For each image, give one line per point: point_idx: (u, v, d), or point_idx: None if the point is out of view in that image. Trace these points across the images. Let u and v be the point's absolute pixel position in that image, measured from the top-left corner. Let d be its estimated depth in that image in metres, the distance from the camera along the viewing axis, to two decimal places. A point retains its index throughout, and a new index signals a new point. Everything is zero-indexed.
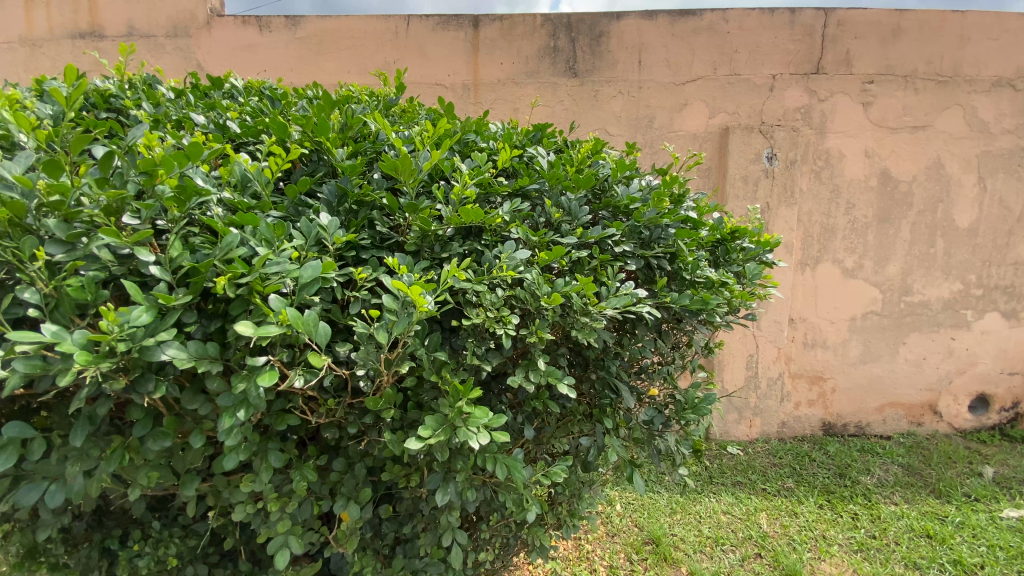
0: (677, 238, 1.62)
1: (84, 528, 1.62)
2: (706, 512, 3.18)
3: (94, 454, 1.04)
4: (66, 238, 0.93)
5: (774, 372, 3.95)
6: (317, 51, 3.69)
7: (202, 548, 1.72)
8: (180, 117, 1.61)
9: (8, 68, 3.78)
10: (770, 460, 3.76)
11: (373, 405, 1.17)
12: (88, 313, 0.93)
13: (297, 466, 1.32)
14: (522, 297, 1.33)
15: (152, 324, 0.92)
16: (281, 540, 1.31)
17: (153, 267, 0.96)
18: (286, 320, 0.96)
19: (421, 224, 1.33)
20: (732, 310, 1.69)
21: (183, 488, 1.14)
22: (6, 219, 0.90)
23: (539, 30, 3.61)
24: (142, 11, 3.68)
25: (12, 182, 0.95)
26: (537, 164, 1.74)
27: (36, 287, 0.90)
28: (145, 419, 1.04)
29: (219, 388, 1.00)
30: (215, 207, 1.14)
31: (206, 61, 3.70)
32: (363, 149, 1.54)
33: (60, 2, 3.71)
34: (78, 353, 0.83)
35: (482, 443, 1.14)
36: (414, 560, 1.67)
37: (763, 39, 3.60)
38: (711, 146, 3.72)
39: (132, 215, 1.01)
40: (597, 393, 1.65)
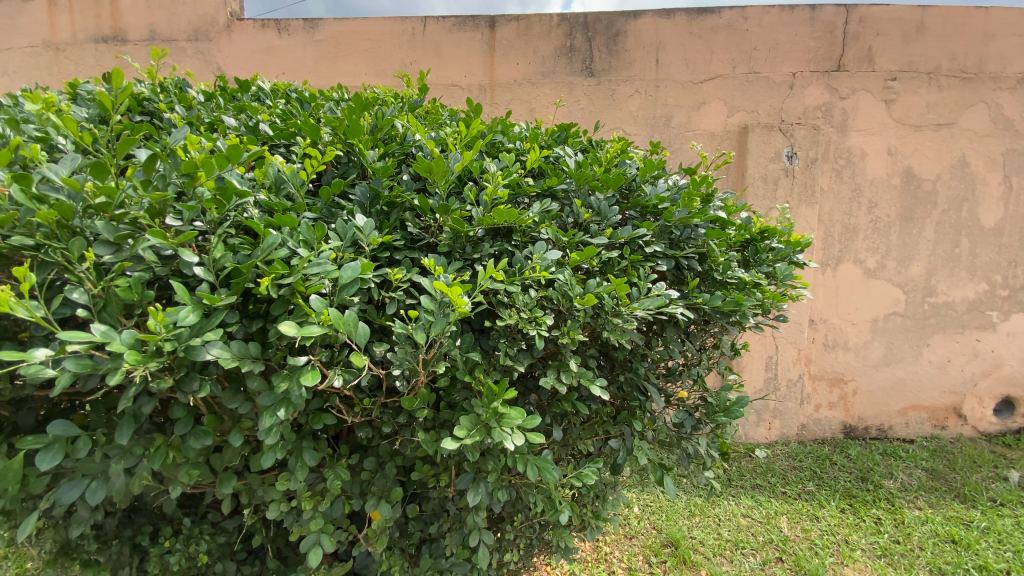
0: (707, 238, 1.60)
1: (116, 525, 1.65)
2: (725, 515, 3.14)
3: (137, 452, 1.06)
4: (114, 239, 0.94)
5: (794, 374, 3.89)
6: (335, 53, 3.72)
7: (231, 545, 1.74)
8: (212, 119, 1.63)
9: (33, 72, 3.86)
10: (790, 463, 3.70)
11: (409, 404, 1.18)
12: (134, 313, 0.94)
13: (330, 465, 1.33)
14: (554, 298, 1.32)
15: (198, 324, 0.93)
16: (314, 538, 1.31)
17: (198, 268, 0.97)
18: (327, 320, 0.97)
19: (453, 225, 1.33)
20: (763, 311, 1.66)
21: (222, 485, 1.15)
22: (54, 221, 0.92)
23: (555, 29, 3.60)
24: (164, 16, 3.74)
25: (59, 184, 0.96)
26: (564, 164, 1.73)
27: (85, 288, 0.92)
28: (187, 418, 1.05)
29: (260, 388, 1.01)
30: (253, 208, 1.15)
31: (226, 64, 3.75)
32: (392, 150, 1.56)
33: (84, 7, 3.78)
34: (128, 353, 0.84)
35: (516, 445, 1.13)
36: (441, 560, 1.67)
37: (782, 37, 3.55)
38: (730, 144, 3.67)
39: (174, 217, 1.02)
40: (625, 394, 1.64)
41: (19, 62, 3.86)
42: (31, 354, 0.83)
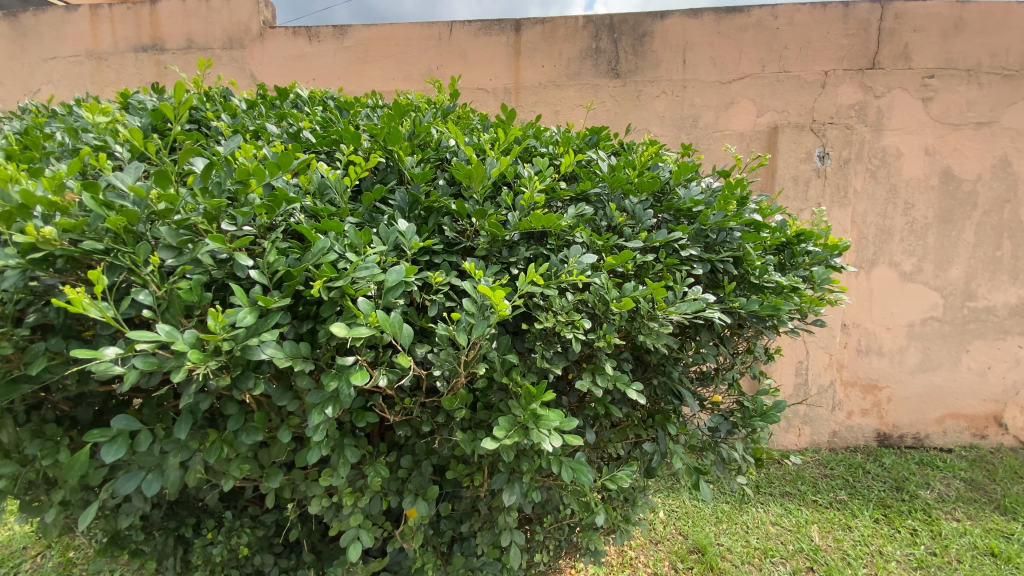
0: (742, 241, 1.60)
1: (161, 516, 1.72)
2: (754, 523, 3.09)
3: (192, 446, 1.11)
4: (176, 244, 0.99)
5: (825, 379, 3.81)
6: (363, 59, 3.80)
7: (269, 539, 1.80)
8: (256, 127, 1.68)
9: (77, 80, 4.03)
10: (821, 470, 3.61)
11: (449, 404, 1.21)
12: (194, 313, 0.98)
13: (370, 462, 1.36)
14: (591, 302, 1.33)
15: (255, 324, 0.97)
16: (353, 534, 1.35)
17: (253, 271, 1.02)
18: (375, 321, 1.01)
19: (491, 229, 1.35)
20: (800, 315, 1.64)
21: (270, 479, 1.20)
22: (121, 227, 0.96)
23: (580, 31, 3.60)
24: (200, 25, 3.88)
25: (125, 191, 1.02)
26: (598, 168, 1.73)
27: (149, 290, 0.96)
28: (239, 415, 1.09)
29: (309, 386, 1.05)
30: (300, 214, 1.20)
31: (259, 71, 3.87)
32: (428, 156, 1.61)
33: (126, 18, 3.95)
34: (191, 351, 0.88)
35: (554, 446, 1.14)
36: (472, 558, 1.70)
37: (814, 34, 3.48)
38: (759, 145, 3.61)
39: (229, 222, 1.07)
40: (659, 397, 1.63)
41: (63, 71, 4.04)
42: (102, 352, 0.87)
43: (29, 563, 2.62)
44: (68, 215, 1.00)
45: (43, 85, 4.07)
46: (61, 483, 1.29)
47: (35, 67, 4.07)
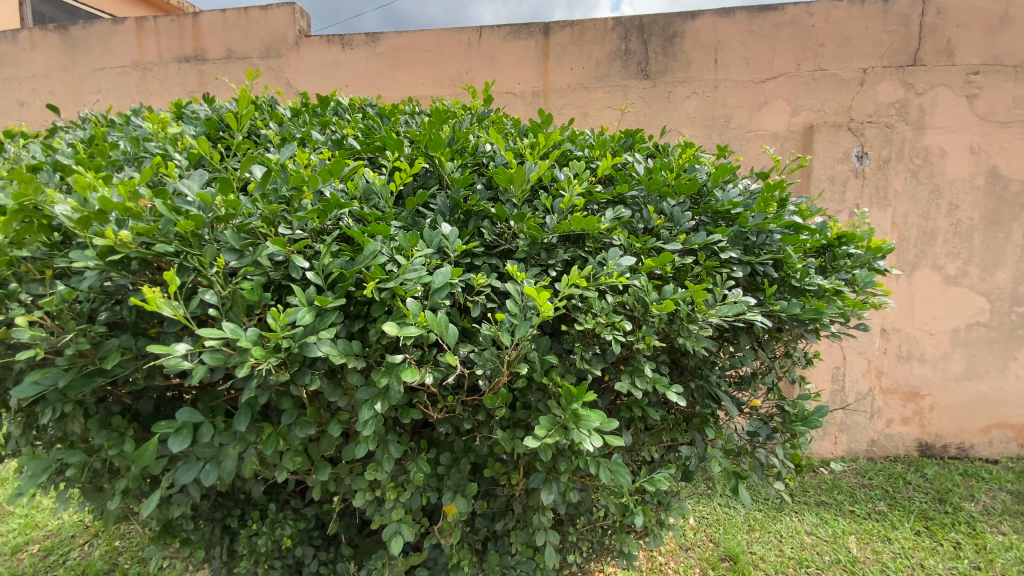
0: (783, 244, 1.58)
1: (209, 508, 1.79)
2: (788, 532, 3.02)
3: (249, 438, 1.17)
4: (239, 247, 1.06)
5: (863, 386, 3.70)
6: (395, 65, 3.89)
7: (310, 531, 1.86)
8: (302, 134, 1.75)
9: (124, 90, 4.25)
10: (859, 480, 3.51)
11: (490, 403, 1.25)
12: (254, 312, 1.04)
13: (412, 458, 1.41)
14: (630, 304, 1.34)
15: (313, 323, 1.03)
16: (395, 527, 1.39)
17: (310, 272, 1.09)
18: (424, 321, 1.06)
19: (530, 232, 1.38)
20: (844, 319, 1.60)
21: (319, 472, 1.25)
22: (189, 231, 1.03)
23: (609, 33, 3.60)
24: (239, 36, 4.03)
25: (192, 198, 1.09)
26: (634, 170, 1.74)
27: (214, 290, 1.02)
28: (293, 409, 1.17)
29: (359, 382, 1.10)
30: (348, 218, 1.26)
31: (294, 79, 4.00)
32: (467, 161, 1.66)
33: (169, 30, 4.13)
34: (255, 348, 0.94)
35: (595, 446, 1.15)
36: (507, 557, 1.72)
37: (851, 31, 3.40)
38: (794, 145, 3.54)
39: (286, 227, 1.14)
40: (697, 401, 1.63)
41: (112, 81, 4.25)
42: (173, 347, 0.93)
43: (78, 551, 2.76)
44: (140, 220, 1.07)
45: (94, 95, 4.29)
46: (123, 472, 1.36)
47: (86, 78, 4.30)
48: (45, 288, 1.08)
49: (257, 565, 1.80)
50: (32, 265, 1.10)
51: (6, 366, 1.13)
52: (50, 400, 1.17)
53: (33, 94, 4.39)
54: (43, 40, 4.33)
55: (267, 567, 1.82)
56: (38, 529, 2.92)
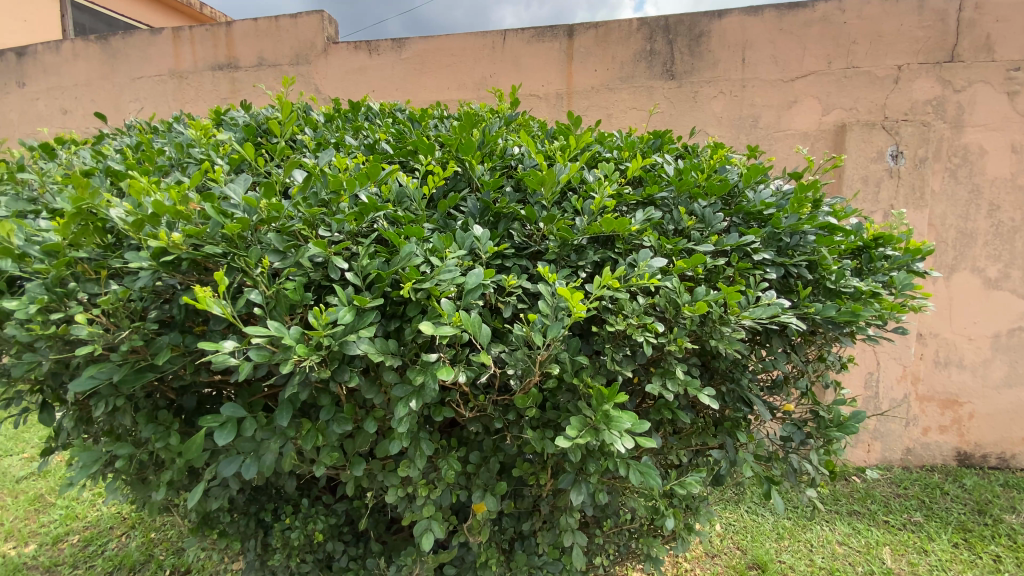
0: (818, 245, 1.55)
1: (244, 502, 1.84)
2: (818, 541, 2.94)
3: (289, 433, 1.21)
4: (283, 248, 1.11)
5: (898, 393, 3.58)
6: (420, 70, 3.95)
7: (340, 526, 1.91)
8: (336, 139, 1.80)
9: (161, 97, 4.41)
10: (893, 490, 3.40)
11: (521, 402, 1.26)
12: (296, 311, 1.08)
13: (444, 456, 1.44)
14: (662, 305, 1.34)
15: (352, 322, 1.07)
16: (425, 524, 1.41)
17: (349, 273, 1.12)
18: (458, 321, 1.08)
19: (560, 233, 1.39)
20: (882, 323, 1.56)
21: (354, 467, 1.29)
22: (236, 233, 1.08)
23: (634, 34, 3.59)
24: (270, 44, 4.15)
25: (238, 202, 1.14)
26: (663, 172, 1.74)
27: (259, 290, 1.06)
28: (330, 406, 1.20)
29: (395, 380, 1.14)
30: (383, 220, 1.29)
31: (323, 85, 4.09)
32: (496, 164, 1.69)
33: (203, 39, 4.28)
34: (299, 345, 0.98)
35: (626, 448, 1.15)
36: (534, 557, 1.73)
37: (885, 27, 3.31)
38: (826, 145, 3.46)
39: (326, 230, 1.19)
40: (728, 405, 1.62)
41: (149, 90, 4.42)
42: (221, 344, 0.97)
43: (115, 542, 2.87)
44: (190, 222, 1.12)
45: (133, 103, 4.47)
46: (167, 465, 1.42)
47: (125, 86, 4.48)
48: (100, 288, 1.13)
49: (290, 559, 1.84)
50: (88, 265, 1.15)
51: (63, 361, 1.18)
52: (103, 395, 1.22)
53: (76, 102, 4.59)
54: (85, 50, 4.53)
55: (300, 561, 1.86)
56: (78, 520, 3.05)
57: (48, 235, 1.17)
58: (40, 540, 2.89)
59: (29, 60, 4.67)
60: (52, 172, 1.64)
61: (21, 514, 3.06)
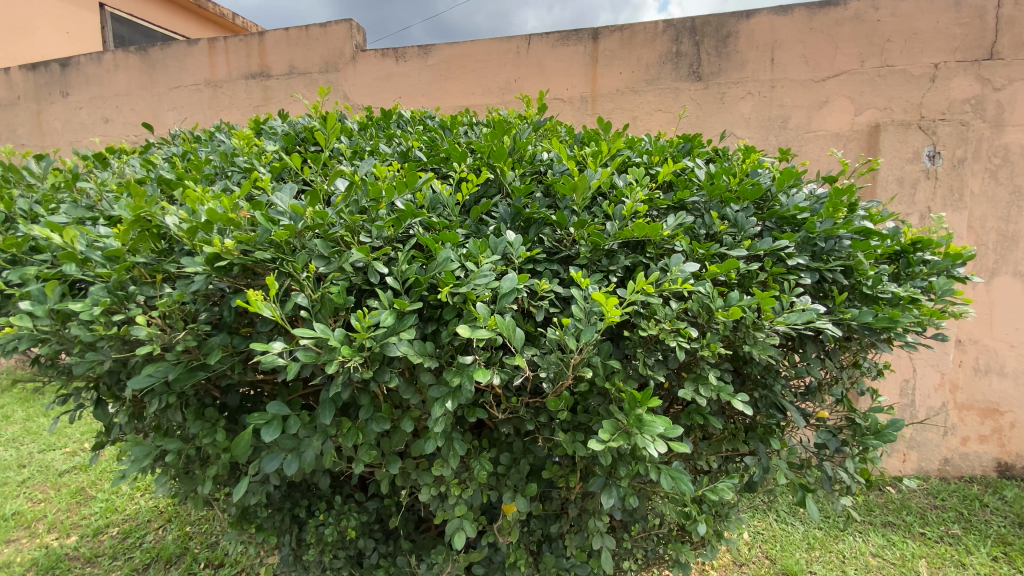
0: (853, 250, 1.53)
1: (280, 497, 1.90)
2: (851, 553, 2.87)
3: (330, 432, 1.26)
4: (328, 254, 1.16)
5: (935, 402, 3.47)
6: (446, 75, 4.01)
7: (371, 524, 1.95)
8: (370, 147, 1.86)
9: (197, 106, 4.58)
10: (930, 501, 3.30)
11: (554, 405, 1.28)
12: (340, 314, 1.13)
13: (476, 456, 1.47)
14: (695, 310, 1.34)
15: (393, 325, 1.11)
16: (457, 523, 1.44)
17: (389, 277, 1.17)
18: (494, 324, 1.11)
19: (591, 238, 1.41)
20: (921, 329, 1.52)
21: (390, 465, 1.33)
22: (284, 239, 1.14)
23: (660, 36, 3.58)
24: (301, 52, 4.27)
25: (284, 210, 1.21)
26: (694, 176, 1.74)
27: (305, 293, 1.12)
28: (369, 405, 1.24)
29: (431, 381, 1.17)
30: (419, 227, 1.34)
31: (351, 92, 4.19)
32: (526, 170, 1.72)
33: (237, 49, 4.43)
34: (343, 346, 1.02)
35: (659, 452, 1.15)
36: (562, 559, 1.74)
37: (920, 25, 3.23)
38: (859, 146, 3.38)
39: (367, 236, 1.25)
40: (760, 410, 1.60)
41: (186, 99, 4.60)
42: (271, 345, 1.02)
43: (153, 535, 2.98)
44: (240, 229, 1.18)
45: (170, 112, 4.65)
46: (212, 460, 1.48)
47: (163, 96, 4.66)
48: (156, 291, 1.19)
49: (323, 555, 1.89)
50: (145, 270, 1.21)
51: (121, 360, 1.26)
52: (157, 392, 1.29)
53: (117, 111, 4.80)
54: (126, 61, 4.73)
55: (332, 557, 1.91)
56: (117, 513, 3.17)
57: (108, 241, 1.25)
58: (81, 531, 3.02)
59: (72, 71, 4.88)
60: (106, 181, 1.73)
61: (64, 507, 3.20)
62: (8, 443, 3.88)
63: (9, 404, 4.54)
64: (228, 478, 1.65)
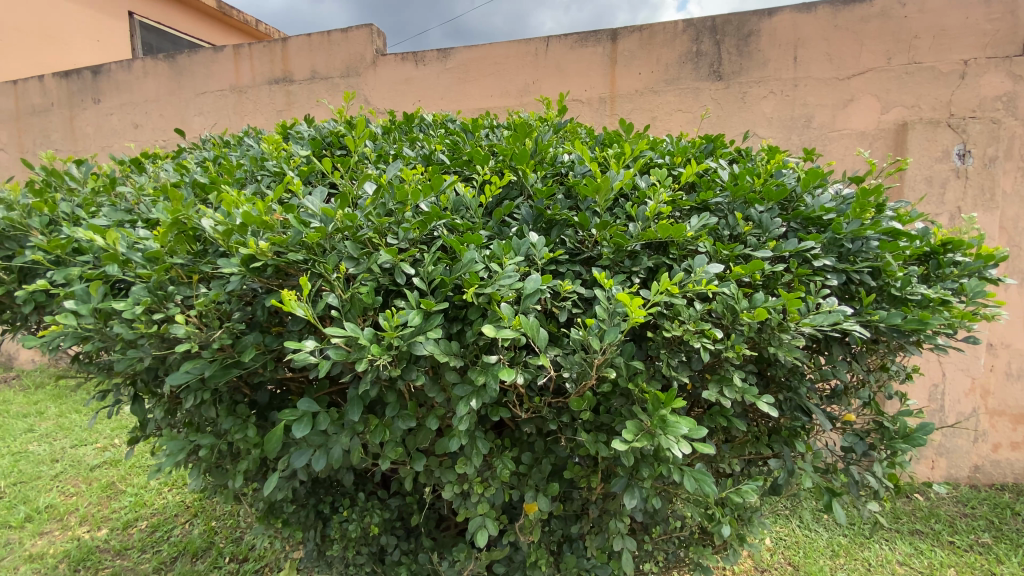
0: (881, 251, 1.51)
1: (305, 493, 1.94)
2: (877, 561, 2.80)
3: (358, 429, 1.29)
4: (357, 255, 1.20)
5: (965, 407, 3.37)
6: (465, 78, 4.05)
7: (393, 521, 1.97)
8: (394, 151, 1.90)
9: (222, 111, 4.70)
10: (959, 509, 3.21)
11: (576, 405, 1.29)
12: (368, 314, 1.16)
13: (499, 455, 1.49)
14: (719, 311, 1.34)
15: (420, 324, 1.14)
16: (480, 521, 1.46)
17: (416, 278, 1.19)
18: (518, 325, 1.13)
19: (613, 239, 1.42)
20: (952, 331, 1.49)
21: (415, 462, 1.36)
22: (315, 241, 1.18)
23: (680, 35, 3.56)
24: (323, 57, 4.36)
25: (315, 213, 1.25)
26: (718, 176, 1.74)
27: (336, 294, 1.15)
28: (396, 403, 1.27)
29: (456, 380, 1.20)
30: (443, 228, 1.36)
31: (372, 96, 4.26)
32: (548, 171, 1.74)
33: (261, 55, 4.53)
34: (372, 344, 1.05)
35: (683, 453, 1.15)
36: (584, 560, 1.74)
37: (950, 21, 3.15)
38: (886, 145, 3.30)
39: (394, 237, 1.28)
40: (785, 413, 1.59)
41: (212, 104, 4.73)
42: (303, 344, 1.05)
43: (180, 528, 3.07)
44: (273, 231, 1.23)
45: (197, 117, 4.78)
46: (243, 456, 1.53)
47: (190, 101, 4.80)
48: (192, 291, 1.24)
49: (347, 550, 1.93)
50: (182, 270, 1.26)
51: (160, 357, 1.31)
52: (192, 389, 1.33)
53: (146, 117, 4.95)
54: (154, 68, 4.87)
55: (355, 553, 1.94)
56: (146, 506, 3.27)
57: (148, 243, 1.30)
58: (111, 524, 3.12)
59: (104, 78, 5.06)
60: (144, 185, 1.81)
61: (95, 500, 3.32)
62: (43, 438, 4.04)
63: (43, 400, 4.71)
64: (256, 473, 1.70)
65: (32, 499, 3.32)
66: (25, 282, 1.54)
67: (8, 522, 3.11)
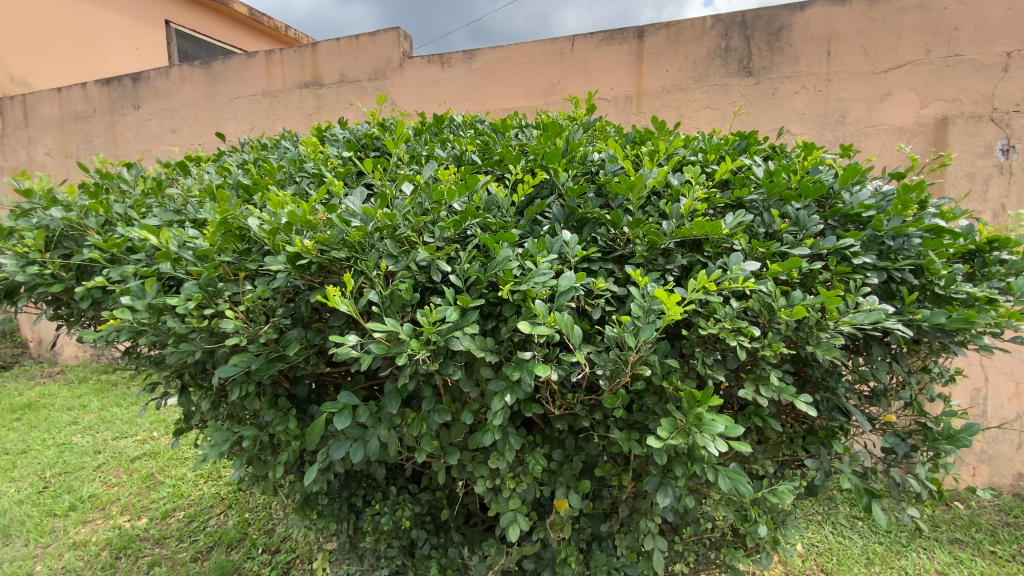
0: (924, 248, 1.48)
1: (338, 486, 1.98)
2: (914, 569, 2.72)
3: (396, 421, 1.33)
4: (396, 253, 1.24)
5: (1010, 413, 3.23)
6: (490, 79, 4.08)
7: (423, 515, 2.00)
8: (426, 152, 1.94)
9: (256, 115, 4.85)
10: (1002, 518, 3.09)
11: (610, 403, 1.29)
12: (407, 310, 1.19)
13: (531, 451, 1.50)
14: (756, 309, 1.33)
15: (458, 320, 1.16)
16: (512, 515, 1.49)
17: (451, 275, 1.22)
18: (553, 321, 1.14)
19: (647, 237, 1.42)
20: (1000, 332, 1.43)
21: (449, 455, 1.39)
22: (356, 239, 1.22)
23: (708, 32, 3.52)
24: (351, 61, 4.45)
25: (356, 212, 1.29)
26: (752, 173, 1.73)
27: (376, 290, 1.19)
28: (431, 397, 1.30)
29: (491, 375, 1.22)
30: (478, 227, 1.39)
31: (399, 98, 4.33)
32: (578, 170, 1.74)
33: (292, 60, 4.66)
34: (411, 339, 1.08)
35: (719, 451, 1.14)
36: (613, 558, 1.73)
37: (993, 11, 3.02)
38: (925, 140, 3.19)
39: (430, 236, 1.31)
40: (823, 414, 1.57)
41: (245, 108, 4.88)
42: (346, 338, 1.09)
43: (215, 519, 3.18)
44: (316, 230, 1.27)
45: (231, 121, 4.94)
46: (283, 447, 1.58)
47: (224, 106, 4.96)
48: (239, 288, 1.29)
49: (379, 543, 1.97)
50: (229, 268, 1.32)
51: (208, 351, 1.37)
52: (238, 381, 1.39)
53: (183, 122, 5.14)
54: (191, 75, 5.05)
55: (387, 546, 1.98)
56: (183, 497, 3.40)
57: (197, 242, 1.36)
58: (151, 514, 3.25)
59: (143, 85, 5.26)
60: (189, 187, 1.89)
61: (135, 491, 3.46)
62: (87, 431, 4.23)
63: (87, 394, 4.93)
64: (295, 464, 1.75)
65: (76, 489, 3.49)
66: (82, 280, 1.63)
67: (54, 509, 3.26)
